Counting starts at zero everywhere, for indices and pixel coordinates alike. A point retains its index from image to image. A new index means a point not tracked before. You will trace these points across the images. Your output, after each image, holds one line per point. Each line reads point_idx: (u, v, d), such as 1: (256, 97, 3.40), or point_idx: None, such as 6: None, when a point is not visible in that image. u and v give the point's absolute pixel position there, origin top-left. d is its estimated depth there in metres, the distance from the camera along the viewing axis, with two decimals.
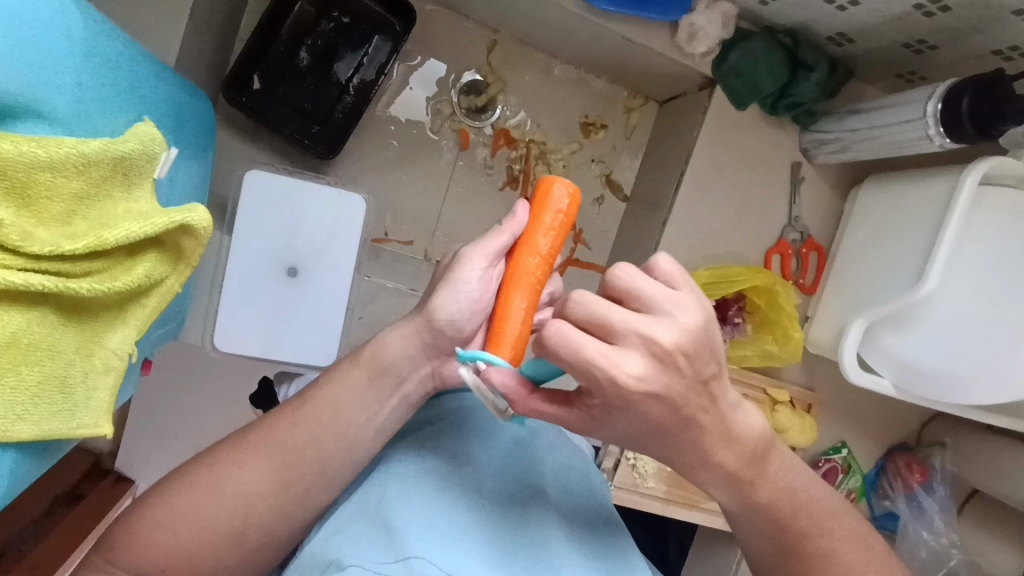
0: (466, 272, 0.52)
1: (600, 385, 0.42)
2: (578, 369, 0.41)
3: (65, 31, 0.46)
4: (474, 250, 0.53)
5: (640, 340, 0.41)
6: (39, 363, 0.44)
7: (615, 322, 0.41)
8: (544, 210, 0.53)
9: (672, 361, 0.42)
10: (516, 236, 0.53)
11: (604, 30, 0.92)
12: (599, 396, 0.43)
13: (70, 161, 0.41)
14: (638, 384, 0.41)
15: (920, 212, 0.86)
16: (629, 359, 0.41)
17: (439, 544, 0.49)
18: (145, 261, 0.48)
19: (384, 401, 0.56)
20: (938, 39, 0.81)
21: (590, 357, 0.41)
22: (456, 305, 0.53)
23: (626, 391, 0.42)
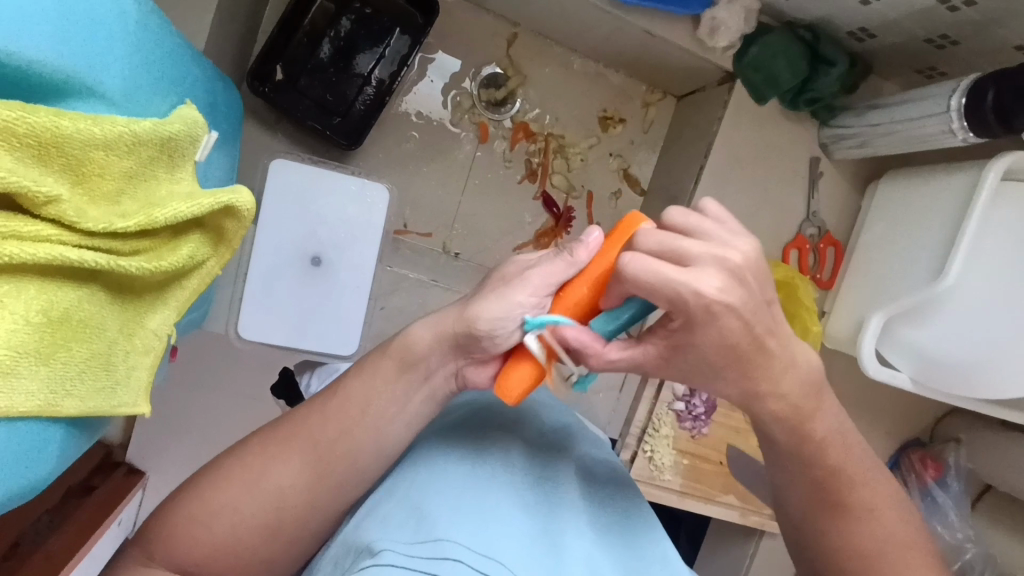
0: (519, 297, 0.48)
1: (682, 304, 0.43)
2: (659, 292, 0.42)
3: (116, 12, 0.47)
4: (535, 275, 0.49)
5: (712, 259, 0.43)
6: (87, 340, 0.44)
7: (685, 246, 0.43)
8: (619, 242, 0.48)
9: (742, 277, 0.44)
10: (582, 266, 0.49)
11: (625, 24, 0.93)
12: (680, 316, 0.44)
13: (122, 139, 0.42)
14: (721, 297, 0.43)
15: (940, 206, 0.87)
16: (707, 277, 0.42)
17: (476, 526, 0.47)
18: (189, 242, 0.49)
19: (414, 382, 0.56)
20: (961, 34, 0.82)
21: (671, 276, 0.42)
22: (501, 323, 0.49)
23: (710, 305, 0.42)
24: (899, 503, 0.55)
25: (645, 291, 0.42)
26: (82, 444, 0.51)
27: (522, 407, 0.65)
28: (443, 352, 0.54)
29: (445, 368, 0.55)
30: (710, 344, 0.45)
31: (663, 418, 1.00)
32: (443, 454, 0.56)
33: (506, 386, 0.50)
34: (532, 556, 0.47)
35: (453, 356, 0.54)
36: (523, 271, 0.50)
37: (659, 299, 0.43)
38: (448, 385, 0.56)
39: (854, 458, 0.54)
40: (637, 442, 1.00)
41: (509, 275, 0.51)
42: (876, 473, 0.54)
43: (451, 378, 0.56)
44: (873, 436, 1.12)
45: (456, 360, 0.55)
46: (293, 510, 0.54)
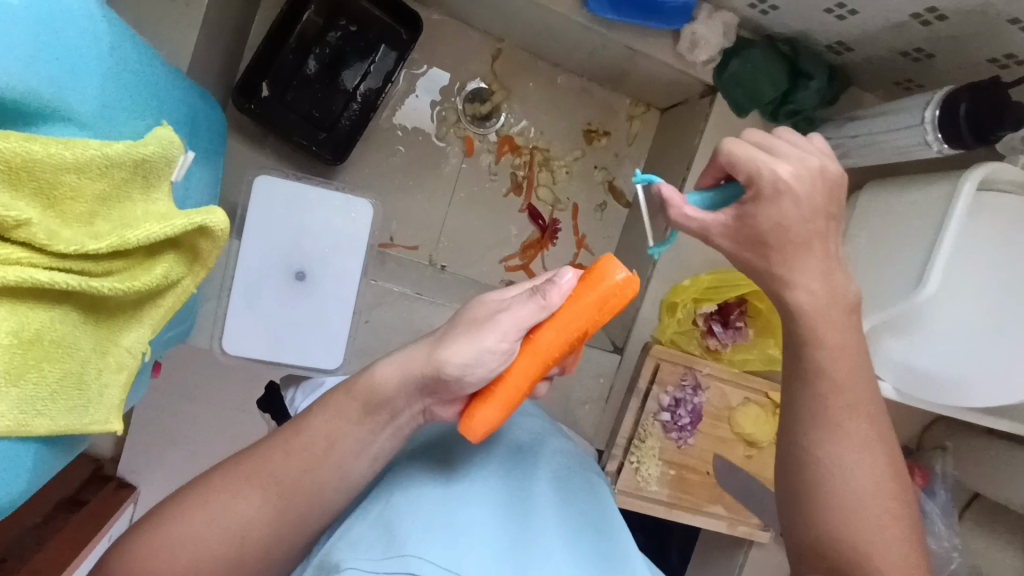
0: (490, 341, 0.50)
1: (757, 178, 0.55)
2: (743, 166, 0.55)
3: (89, 36, 0.48)
4: (506, 317, 0.51)
5: (796, 158, 0.55)
6: (60, 360, 0.45)
7: (774, 143, 0.56)
8: (591, 290, 0.52)
9: (812, 181, 0.55)
10: (552, 311, 0.52)
11: (608, 40, 0.94)
12: (754, 189, 0.55)
13: (94, 163, 0.43)
14: (791, 179, 0.54)
15: (919, 218, 0.87)
16: (787, 165, 0.55)
17: (443, 542, 0.48)
18: (164, 262, 0.49)
19: (382, 422, 0.56)
20: (936, 48, 0.83)
21: (757, 156, 0.55)
22: (470, 366, 0.51)
23: (779, 182, 0.54)
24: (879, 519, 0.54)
25: (734, 163, 0.55)
26: (58, 461, 0.52)
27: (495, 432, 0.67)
28: (409, 394, 0.55)
29: (413, 407, 0.56)
30: (768, 220, 0.55)
31: (649, 429, 1.00)
32: (418, 474, 0.57)
33: (472, 425, 0.53)
34: (499, 570, 0.48)
35: (420, 395, 0.55)
36: (493, 312, 0.52)
37: (741, 170, 0.55)
38: (414, 421, 0.57)
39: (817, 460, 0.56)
40: (623, 453, 1.00)
41: (479, 316, 0.52)
42: (849, 488, 0.55)
43: (418, 416, 0.57)
44: None
45: (424, 399, 0.56)
46: (271, 529, 0.54)
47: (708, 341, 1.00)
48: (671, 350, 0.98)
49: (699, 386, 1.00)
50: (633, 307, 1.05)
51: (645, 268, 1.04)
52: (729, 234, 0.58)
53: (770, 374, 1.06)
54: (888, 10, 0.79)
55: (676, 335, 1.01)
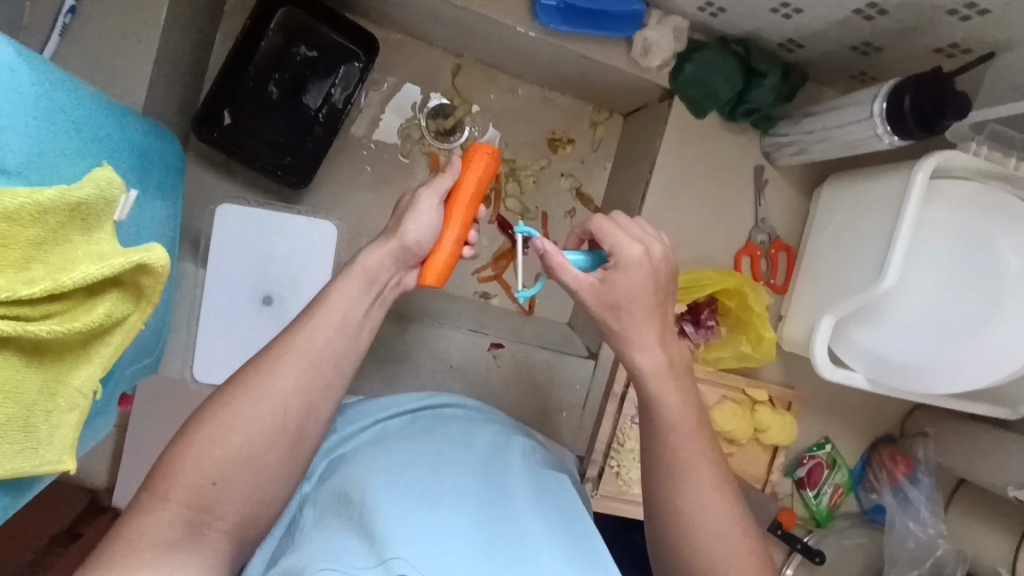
0: (422, 205, 0.67)
1: (619, 251, 0.64)
2: (604, 240, 0.65)
3: (15, 83, 0.48)
4: (427, 191, 0.67)
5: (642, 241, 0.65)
6: (2, 405, 0.46)
7: (632, 228, 0.66)
8: (470, 166, 0.69)
9: (658, 265, 0.65)
10: (455, 180, 0.69)
11: (562, 50, 0.95)
12: (613, 261, 0.64)
13: (25, 210, 0.44)
14: (639, 256, 0.64)
15: (879, 206, 0.88)
16: (633, 245, 0.64)
17: (417, 540, 0.53)
18: (106, 301, 0.50)
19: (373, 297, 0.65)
20: (882, 41, 0.84)
21: (619, 235, 0.64)
22: (420, 231, 0.66)
23: (631, 259, 0.64)
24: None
25: (599, 236, 0.65)
26: (12, 501, 0.52)
27: (461, 437, 0.71)
28: (392, 264, 0.66)
29: (392, 279, 0.67)
30: (624, 283, 0.64)
31: (628, 433, 0.99)
32: (389, 477, 0.62)
33: (427, 272, 0.69)
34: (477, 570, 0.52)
35: (397, 267, 0.67)
36: (416, 194, 0.68)
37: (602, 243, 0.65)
38: None
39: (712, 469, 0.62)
40: (604, 457, 0.99)
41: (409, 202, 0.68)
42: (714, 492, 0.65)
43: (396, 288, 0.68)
44: (841, 436, 1.12)
45: (399, 270, 0.68)
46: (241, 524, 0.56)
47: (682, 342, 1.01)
48: None
49: None
50: None
51: None
52: (593, 293, 0.65)
53: (746, 370, 1.07)
54: (830, 8, 0.80)
55: None
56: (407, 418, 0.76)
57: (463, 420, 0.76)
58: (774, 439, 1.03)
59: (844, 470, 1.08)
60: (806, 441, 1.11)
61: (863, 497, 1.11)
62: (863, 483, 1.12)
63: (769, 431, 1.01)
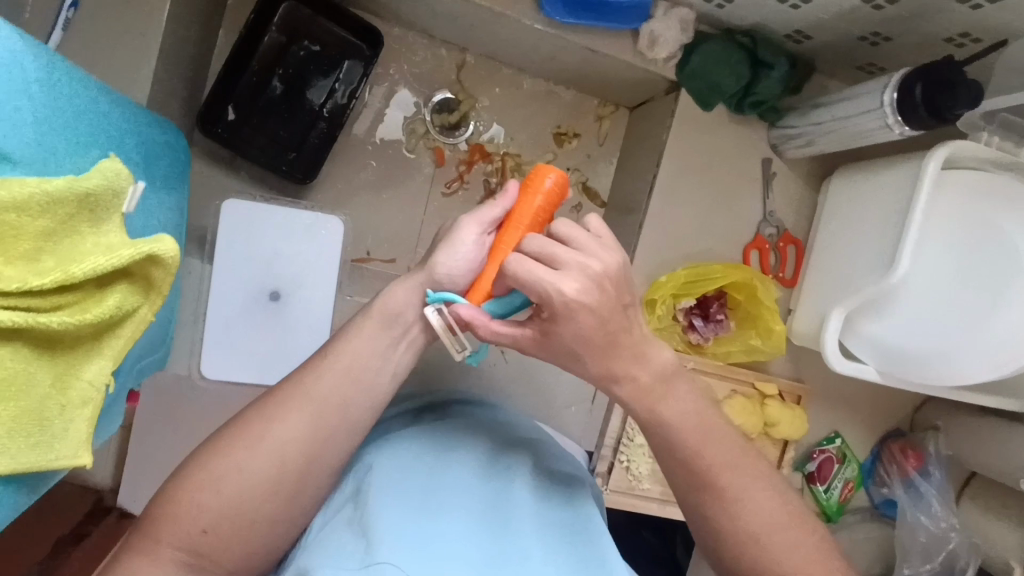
0: (464, 236, 0.61)
1: (548, 301, 0.52)
2: (531, 288, 0.52)
3: (20, 75, 0.48)
4: (470, 218, 0.61)
5: (577, 266, 0.52)
6: (15, 398, 0.47)
7: (556, 254, 0.53)
8: (532, 194, 0.60)
9: (602, 283, 0.53)
10: (507, 209, 0.62)
11: (566, 43, 0.94)
12: (547, 310, 0.54)
13: (34, 200, 0.44)
14: (579, 296, 0.52)
15: (887, 199, 0.87)
16: (568, 280, 0.52)
17: (411, 544, 0.52)
18: (116, 293, 0.50)
19: (396, 335, 0.63)
20: (889, 31, 0.83)
21: (539, 277, 0.52)
22: (455, 264, 0.61)
23: (569, 301, 0.52)
24: (796, 521, 0.58)
25: (521, 286, 0.53)
26: (29, 495, 0.53)
27: (469, 431, 0.70)
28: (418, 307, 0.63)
29: (419, 320, 0.64)
30: (570, 333, 0.54)
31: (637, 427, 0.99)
32: (394, 478, 0.61)
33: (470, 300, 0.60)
34: None
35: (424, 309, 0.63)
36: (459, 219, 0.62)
37: (531, 293, 0.53)
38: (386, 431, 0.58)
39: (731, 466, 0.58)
40: (613, 453, 1.00)
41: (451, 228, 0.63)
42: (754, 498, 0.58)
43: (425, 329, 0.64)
44: (851, 430, 1.11)
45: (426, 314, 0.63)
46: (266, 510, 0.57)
47: (690, 336, 1.01)
48: None
49: None
50: None
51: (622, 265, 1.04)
52: (539, 348, 0.57)
53: (755, 364, 1.06)
54: None
55: (659, 333, 0.99)
56: (414, 414, 0.75)
57: (472, 414, 0.74)
58: (784, 433, 1.02)
59: (854, 464, 1.08)
60: (816, 435, 1.10)
61: (874, 492, 1.11)
62: (873, 478, 1.11)
63: (779, 425, 1.01)
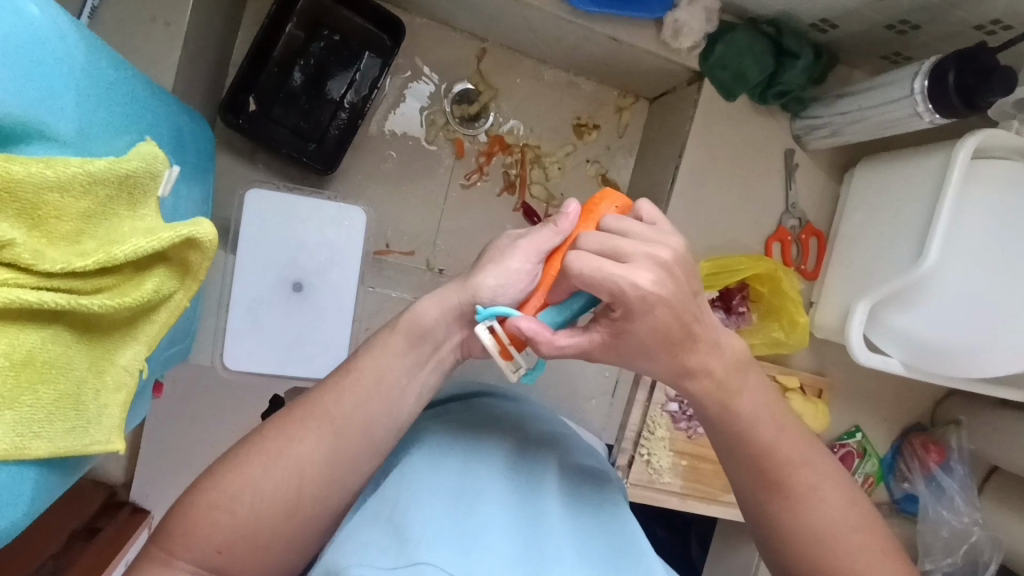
0: (514, 263, 0.54)
1: (621, 296, 0.49)
2: (602, 286, 0.49)
3: (66, 54, 0.48)
4: (525, 242, 0.55)
5: (646, 257, 0.50)
6: (54, 381, 0.48)
7: (621, 245, 0.50)
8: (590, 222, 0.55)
9: (672, 271, 0.50)
10: (566, 234, 0.55)
11: (590, 32, 0.93)
12: (621, 307, 0.51)
13: (77, 180, 0.45)
14: (655, 289, 0.49)
15: (916, 189, 0.86)
16: (642, 273, 0.49)
17: (449, 542, 0.50)
18: (154, 277, 0.52)
19: (426, 352, 0.58)
20: (919, 19, 0.82)
21: (608, 271, 0.49)
22: (502, 289, 0.55)
23: (645, 295, 0.49)
24: (834, 515, 0.57)
25: (590, 286, 0.49)
26: (63, 481, 0.54)
27: (495, 427, 0.69)
28: (448, 323, 0.57)
29: (451, 338, 0.59)
30: (646, 330, 0.52)
31: (657, 420, 0.99)
32: (424, 474, 0.58)
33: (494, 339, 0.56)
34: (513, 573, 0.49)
35: (459, 325, 0.58)
36: (514, 240, 0.56)
37: (602, 291, 0.49)
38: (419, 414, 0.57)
39: (767, 457, 0.57)
40: (633, 446, 0.99)
41: (501, 247, 0.57)
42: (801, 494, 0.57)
43: (457, 347, 0.60)
44: (872, 424, 1.10)
45: (463, 329, 0.58)
46: (294, 512, 0.53)
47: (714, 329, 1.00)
48: None
49: None
50: None
51: None
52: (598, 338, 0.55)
53: (777, 357, 1.05)
54: None
55: None
56: (437, 409, 0.74)
57: (496, 409, 0.73)
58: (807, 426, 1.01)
59: (876, 459, 1.07)
60: (838, 429, 1.09)
61: (894, 487, 1.09)
62: (893, 473, 1.10)
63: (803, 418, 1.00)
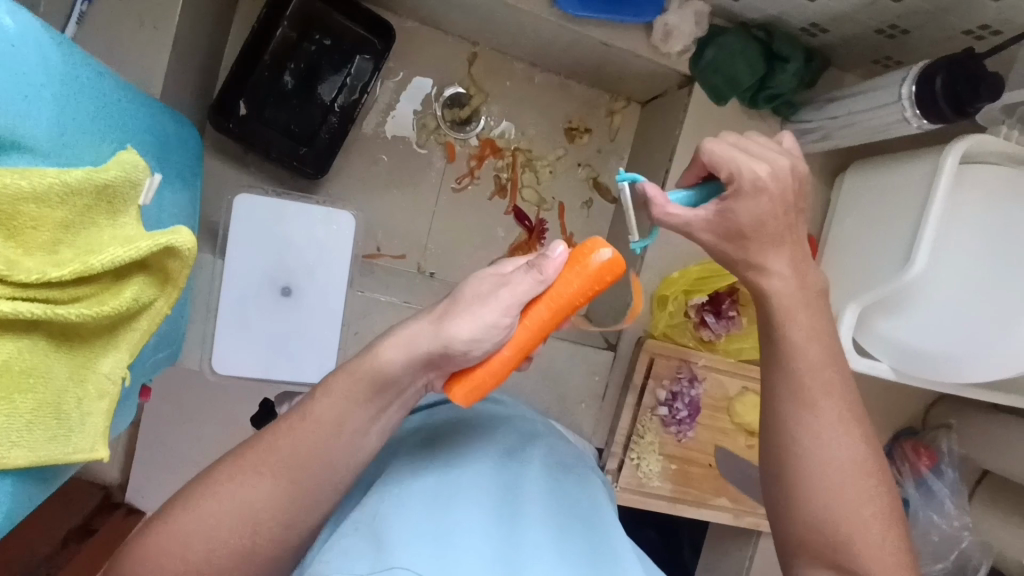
0: (492, 316, 0.51)
1: (739, 179, 0.57)
2: (722, 168, 0.58)
3: (39, 61, 0.48)
4: (506, 292, 0.52)
5: (767, 158, 0.58)
6: (33, 390, 0.48)
7: (750, 147, 0.59)
8: (574, 272, 0.54)
9: (784, 184, 0.58)
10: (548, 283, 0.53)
11: (581, 36, 0.93)
12: (734, 187, 0.58)
13: (53, 191, 0.45)
14: (768, 180, 0.57)
15: (905, 194, 0.86)
16: (761, 166, 0.57)
17: (427, 546, 0.50)
18: (133, 285, 0.52)
19: (390, 398, 0.55)
20: (909, 24, 0.82)
21: (737, 158, 0.57)
22: (476, 341, 0.52)
23: (758, 182, 0.57)
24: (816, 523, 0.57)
25: (714, 165, 0.58)
26: (46, 487, 0.55)
27: (482, 432, 0.69)
28: (413, 369, 0.54)
29: (416, 382, 0.55)
30: (748, 220, 0.58)
31: (647, 425, 0.99)
32: (408, 480, 0.59)
33: (459, 385, 0.55)
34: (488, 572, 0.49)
35: (425, 370, 0.54)
36: (495, 288, 0.52)
37: (722, 170, 0.58)
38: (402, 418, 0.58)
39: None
40: (623, 450, 0.99)
41: (472, 289, 0.53)
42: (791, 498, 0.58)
43: (423, 388, 0.57)
44: None
45: (427, 373, 0.55)
46: (276, 517, 0.53)
47: (702, 333, 0.99)
48: (664, 343, 0.97)
49: (695, 378, 0.99)
50: (624, 302, 1.04)
51: (634, 262, 1.03)
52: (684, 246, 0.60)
53: None
54: None
55: (668, 328, 1.00)
56: (426, 417, 0.75)
57: (484, 416, 0.74)
58: None
59: None
60: None
61: None
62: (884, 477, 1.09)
63: None
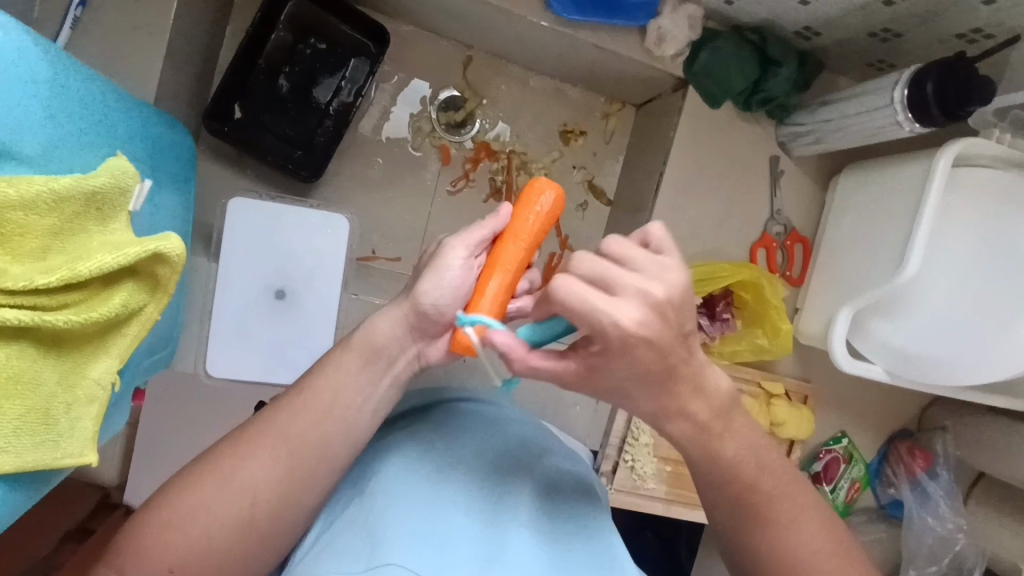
0: (449, 258, 0.55)
1: (603, 332, 0.46)
2: (584, 317, 0.46)
3: (28, 72, 0.49)
4: (456, 237, 0.56)
5: (637, 292, 0.45)
6: (20, 397, 0.49)
7: (614, 276, 0.45)
8: (525, 210, 0.57)
9: (664, 312, 0.46)
10: (499, 226, 0.57)
11: (574, 40, 0.93)
12: (599, 343, 0.47)
13: (41, 199, 0.46)
14: (638, 328, 0.45)
15: (900, 195, 0.86)
16: (627, 308, 0.45)
17: (420, 545, 0.51)
18: (122, 291, 0.52)
19: (379, 370, 0.58)
20: (901, 27, 0.82)
21: (594, 305, 0.45)
22: (440, 289, 0.55)
23: (628, 335, 0.45)
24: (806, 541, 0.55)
25: (570, 314, 0.46)
26: (35, 492, 0.55)
27: (477, 426, 0.69)
28: (403, 340, 0.58)
29: (406, 352, 0.59)
30: (624, 370, 0.49)
31: (642, 427, 0.99)
32: (401, 475, 0.59)
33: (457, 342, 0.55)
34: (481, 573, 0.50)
35: (411, 339, 0.58)
36: (443, 242, 0.57)
37: (582, 322, 0.46)
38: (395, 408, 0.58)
39: (742, 485, 0.55)
40: (618, 452, 0.99)
41: (435, 252, 0.57)
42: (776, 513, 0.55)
43: (413, 362, 0.60)
44: (858, 431, 1.10)
45: (416, 343, 0.59)
46: (261, 521, 0.53)
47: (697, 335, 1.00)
48: None
49: None
50: None
51: None
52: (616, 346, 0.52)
53: (761, 363, 1.05)
54: None
55: None
56: (419, 410, 0.74)
57: (480, 409, 0.74)
58: (791, 434, 1.02)
59: (862, 465, 1.07)
60: (824, 435, 1.08)
61: (881, 493, 1.09)
62: (880, 478, 1.09)
63: (786, 425, 1.00)
